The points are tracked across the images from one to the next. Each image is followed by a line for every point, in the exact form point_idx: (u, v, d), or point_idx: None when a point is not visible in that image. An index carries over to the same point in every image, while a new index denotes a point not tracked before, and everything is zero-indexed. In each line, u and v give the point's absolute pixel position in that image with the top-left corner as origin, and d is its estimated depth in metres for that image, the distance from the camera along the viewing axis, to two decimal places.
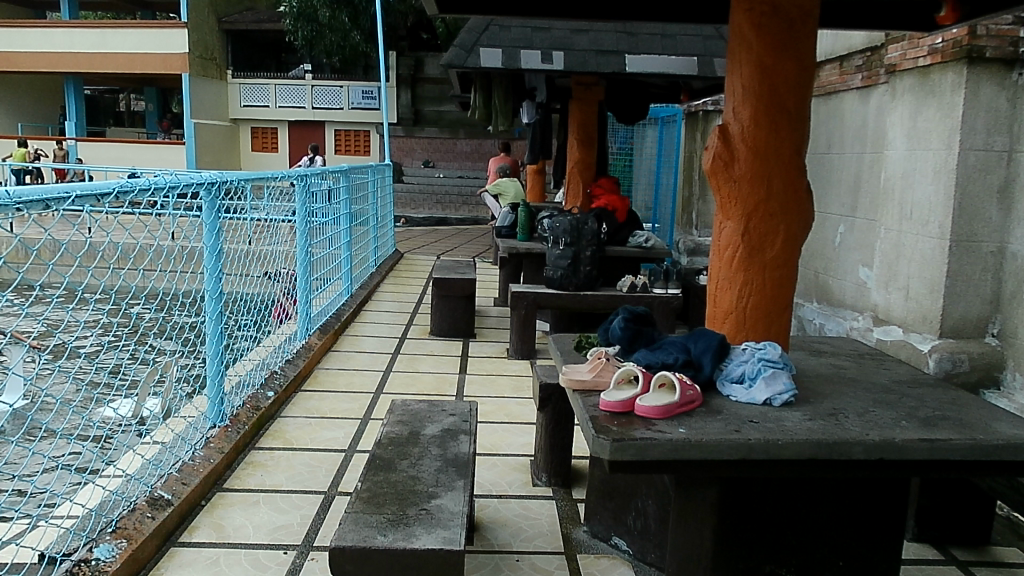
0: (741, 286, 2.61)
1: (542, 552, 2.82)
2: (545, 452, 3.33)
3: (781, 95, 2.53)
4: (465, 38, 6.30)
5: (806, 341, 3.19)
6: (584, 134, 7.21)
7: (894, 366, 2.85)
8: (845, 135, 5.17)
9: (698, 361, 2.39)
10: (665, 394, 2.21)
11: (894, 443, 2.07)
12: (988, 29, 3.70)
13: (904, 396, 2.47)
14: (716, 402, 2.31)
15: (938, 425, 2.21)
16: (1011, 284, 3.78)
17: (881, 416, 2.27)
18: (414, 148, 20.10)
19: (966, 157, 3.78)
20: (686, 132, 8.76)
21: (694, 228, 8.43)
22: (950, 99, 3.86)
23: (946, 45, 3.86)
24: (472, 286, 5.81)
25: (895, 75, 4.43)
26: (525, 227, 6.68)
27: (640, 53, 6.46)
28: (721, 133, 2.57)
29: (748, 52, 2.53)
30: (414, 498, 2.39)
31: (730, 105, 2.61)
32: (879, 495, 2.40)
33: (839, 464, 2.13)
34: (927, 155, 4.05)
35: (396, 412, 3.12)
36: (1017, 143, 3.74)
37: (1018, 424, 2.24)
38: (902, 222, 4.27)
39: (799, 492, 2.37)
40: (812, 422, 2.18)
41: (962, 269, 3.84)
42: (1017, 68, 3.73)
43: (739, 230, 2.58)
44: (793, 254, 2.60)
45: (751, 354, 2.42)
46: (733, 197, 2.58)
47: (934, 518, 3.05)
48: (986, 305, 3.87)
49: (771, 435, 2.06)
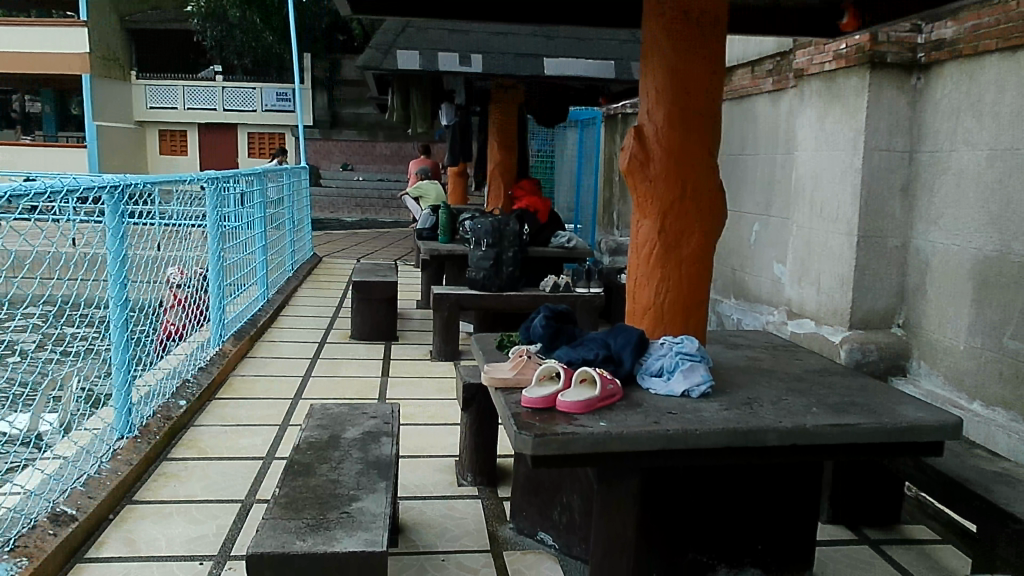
0: (658, 282, 2.66)
1: (468, 551, 2.82)
2: (470, 453, 3.33)
3: (693, 96, 2.59)
4: (381, 40, 6.28)
5: (724, 335, 3.27)
6: (504, 137, 7.26)
7: (806, 356, 2.96)
8: (757, 136, 5.34)
9: (618, 355, 2.42)
10: (586, 389, 2.23)
11: (806, 429, 2.15)
12: (888, 36, 3.90)
13: (816, 385, 2.57)
14: (636, 395, 2.34)
15: (846, 410, 2.31)
16: (915, 277, 3.99)
17: (794, 403, 2.35)
18: (332, 150, 19.93)
19: (872, 156, 3.99)
20: (605, 134, 8.94)
21: (615, 229, 8.63)
22: (853, 103, 4.07)
23: (850, 50, 4.05)
24: (393, 289, 5.76)
25: (802, 79, 4.62)
26: (446, 229, 6.68)
27: (557, 56, 6.54)
28: (637, 133, 2.63)
29: (661, 54, 2.59)
30: (333, 501, 2.35)
31: (645, 106, 2.66)
32: (792, 481, 2.52)
33: (755, 451, 2.20)
34: (835, 155, 4.23)
35: (315, 416, 3.07)
36: (919, 144, 3.95)
37: (921, 407, 2.37)
38: (813, 220, 4.45)
39: (720, 480, 2.45)
40: (728, 411, 2.24)
41: (868, 263, 4.06)
42: (915, 73, 3.95)
43: (655, 228, 2.63)
44: (708, 251, 2.67)
45: (669, 348, 2.48)
46: (649, 196, 2.63)
47: (847, 502, 3.21)
48: (892, 297, 4.08)
49: (690, 425, 2.11)
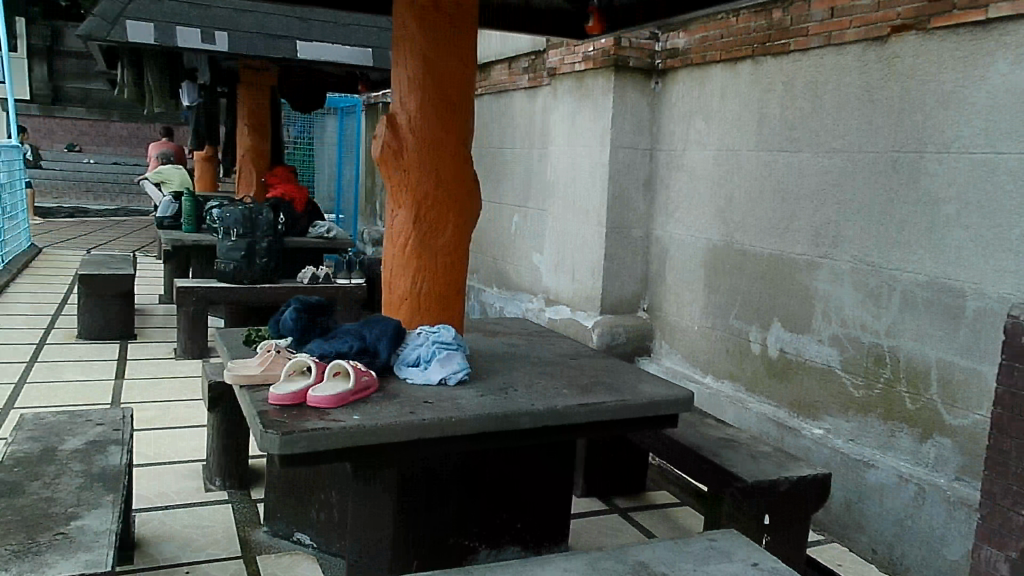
0: (414, 273, 2.66)
1: (216, 560, 2.65)
2: (218, 455, 3.14)
3: (446, 88, 2.62)
4: (108, 8, 5.76)
5: (482, 324, 3.34)
6: (256, 121, 6.98)
7: (558, 341, 3.12)
8: (514, 130, 5.54)
9: (374, 347, 2.37)
10: (339, 381, 2.18)
11: (556, 411, 2.26)
12: (631, 43, 4.37)
13: (567, 367, 2.71)
14: (392, 386, 2.33)
15: (593, 390, 2.46)
16: (655, 264, 4.57)
17: (546, 386, 2.47)
18: (56, 128, 17.90)
19: (617, 153, 4.44)
20: (367, 124, 8.88)
21: (378, 219, 8.59)
22: (601, 102, 4.47)
23: (597, 54, 4.45)
24: (128, 283, 5.31)
25: (556, 78, 4.89)
26: (191, 217, 6.26)
27: (311, 40, 6.29)
28: (389, 122, 2.60)
29: (413, 43, 2.59)
30: (47, 522, 2.11)
31: (398, 95, 2.64)
32: (546, 458, 2.64)
33: (511, 434, 2.27)
34: (586, 153, 4.60)
35: (26, 427, 2.73)
36: (657, 142, 4.51)
37: (657, 384, 2.59)
38: (567, 213, 4.77)
39: (476, 464, 2.51)
40: (483, 397, 2.29)
41: (617, 252, 4.53)
42: (654, 77, 4.48)
43: (411, 218, 2.63)
44: (464, 242, 2.71)
45: (426, 337, 2.46)
46: (404, 186, 2.62)
47: (598, 474, 3.53)
48: (637, 284, 4.62)
49: (447, 413, 2.14)
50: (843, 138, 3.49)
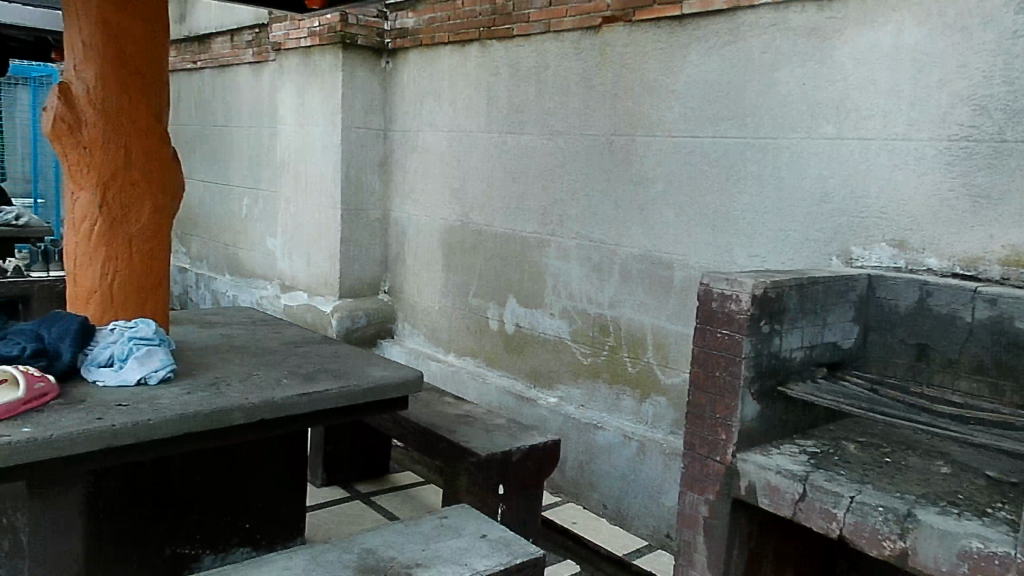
0: (104, 258, 2.88)
1: None
2: None
3: (130, 70, 2.86)
4: None
5: (198, 315, 3.43)
6: None
7: (281, 330, 3.28)
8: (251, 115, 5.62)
9: (53, 348, 2.48)
10: (9, 391, 2.21)
11: (274, 402, 2.44)
12: (358, 21, 5.28)
13: (286, 356, 2.89)
14: (79, 391, 2.41)
15: (316, 377, 2.68)
16: (393, 246, 5.59)
17: (264, 377, 2.63)
18: None
19: (349, 133, 5.35)
20: None
21: None
22: (329, 77, 5.36)
23: (323, 30, 5.32)
24: None
25: (281, 52, 5.76)
26: None
27: None
28: (62, 92, 2.75)
29: (89, 8, 2.76)
30: None
31: (73, 63, 2.81)
32: (259, 460, 3.14)
33: (228, 430, 2.43)
34: (313, 122, 5.51)
35: None
36: (389, 123, 5.51)
37: (383, 366, 2.87)
38: (297, 194, 5.73)
39: (195, 473, 2.95)
40: (188, 396, 2.40)
41: (355, 235, 5.47)
42: (383, 57, 5.47)
43: (95, 200, 2.83)
44: (160, 224, 2.99)
45: (119, 334, 2.58)
46: (87, 162, 2.81)
47: (337, 464, 3.99)
48: (378, 265, 5.62)
49: (142, 417, 2.22)
50: (565, 122, 4.46)
